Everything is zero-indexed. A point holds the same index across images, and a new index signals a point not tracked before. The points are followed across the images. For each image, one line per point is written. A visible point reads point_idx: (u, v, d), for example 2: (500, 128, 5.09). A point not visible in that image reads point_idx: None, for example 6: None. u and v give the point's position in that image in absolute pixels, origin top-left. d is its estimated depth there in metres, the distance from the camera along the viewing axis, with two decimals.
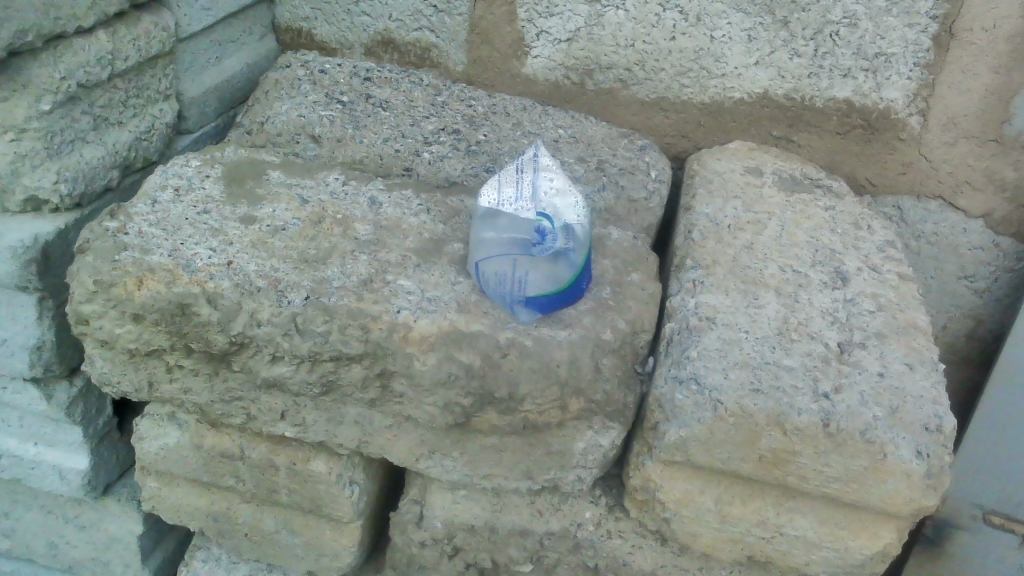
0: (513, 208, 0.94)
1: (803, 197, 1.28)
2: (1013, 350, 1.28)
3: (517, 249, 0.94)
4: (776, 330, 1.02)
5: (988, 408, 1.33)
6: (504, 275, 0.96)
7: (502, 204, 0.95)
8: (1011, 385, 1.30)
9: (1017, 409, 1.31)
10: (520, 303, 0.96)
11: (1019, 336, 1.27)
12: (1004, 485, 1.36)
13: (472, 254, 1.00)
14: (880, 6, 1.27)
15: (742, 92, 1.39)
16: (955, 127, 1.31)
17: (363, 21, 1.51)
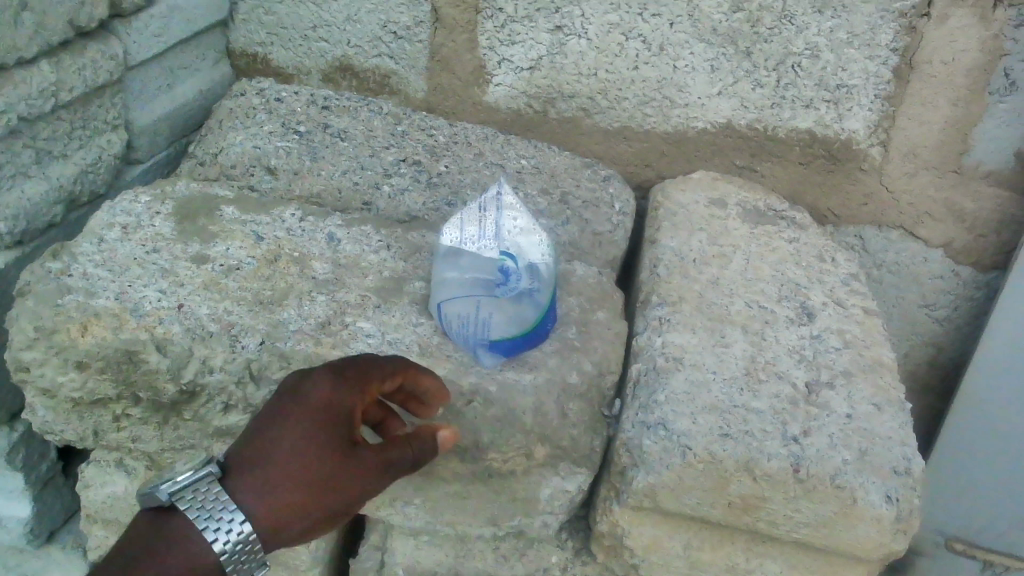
0: (476, 247, 0.95)
1: (767, 229, 1.27)
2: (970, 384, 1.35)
3: (480, 290, 0.93)
4: (743, 370, 1.00)
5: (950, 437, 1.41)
6: (464, 324, 0.94)
7: (464, 244, 0.96)
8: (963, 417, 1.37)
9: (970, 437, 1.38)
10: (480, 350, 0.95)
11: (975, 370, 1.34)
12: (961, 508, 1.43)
13: (434, 295, 0.98)
14: (840, 39, 1.28)
15: (705, 122, 1.39)
16: (915, 158, 1.34)
17: (320, 47, 1.47)
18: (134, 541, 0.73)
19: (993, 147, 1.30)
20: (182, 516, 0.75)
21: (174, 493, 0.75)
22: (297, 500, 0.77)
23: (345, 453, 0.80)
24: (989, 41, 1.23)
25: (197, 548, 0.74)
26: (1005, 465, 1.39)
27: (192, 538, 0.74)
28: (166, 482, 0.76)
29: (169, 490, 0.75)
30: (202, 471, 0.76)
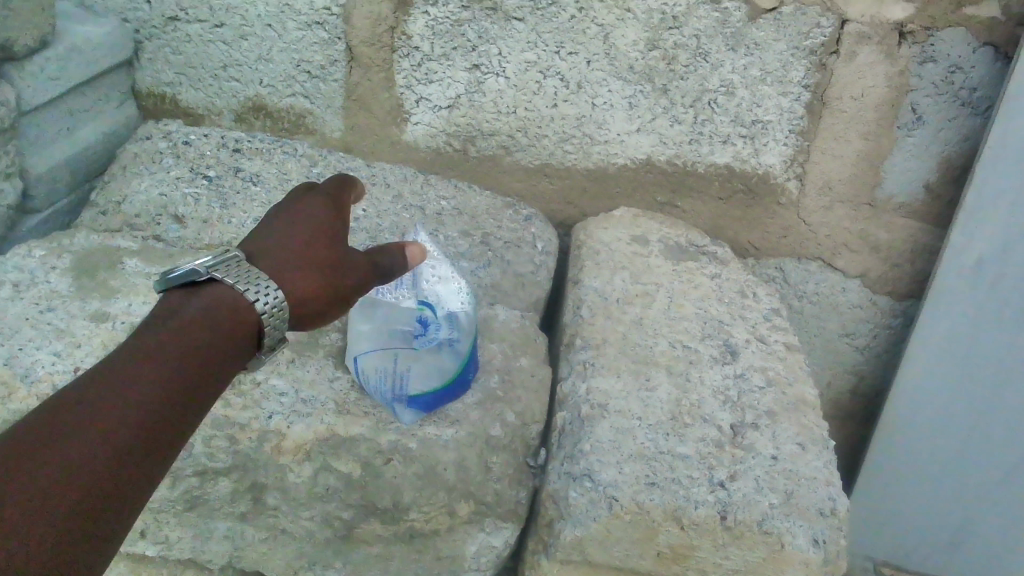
0: (393, 296, 0.94)
1: (689, 265, 1.27)
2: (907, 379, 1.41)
3: (398, 341, 0.92)
4: (669, 414, 0.99)
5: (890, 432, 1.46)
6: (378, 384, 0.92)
7: (381, 293, 0.94)
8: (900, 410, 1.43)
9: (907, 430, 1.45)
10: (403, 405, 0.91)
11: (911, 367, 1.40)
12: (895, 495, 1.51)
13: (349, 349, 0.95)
14: (754, 76, 1.29)
15: (625, 158, 1.39)
16: (830, 191, 1.37)
17: (231, 87, 1.42)
18: (43, 422, 0.63)
19: (902, 180, 1.34)
20: (221, 284, 0.78)
21: (209, 268, 0.78)
22: (314, 277, 0.83)
23: (339, 241, 0.87)
24: (895, 77, 1.26)
25: (240, 304, 0.77)
26: (938, 462, 1.46)
27: (235, 300, 0.77)
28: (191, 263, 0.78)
29: (205, 265, 0.78)
30: (227, 254, 0.80)
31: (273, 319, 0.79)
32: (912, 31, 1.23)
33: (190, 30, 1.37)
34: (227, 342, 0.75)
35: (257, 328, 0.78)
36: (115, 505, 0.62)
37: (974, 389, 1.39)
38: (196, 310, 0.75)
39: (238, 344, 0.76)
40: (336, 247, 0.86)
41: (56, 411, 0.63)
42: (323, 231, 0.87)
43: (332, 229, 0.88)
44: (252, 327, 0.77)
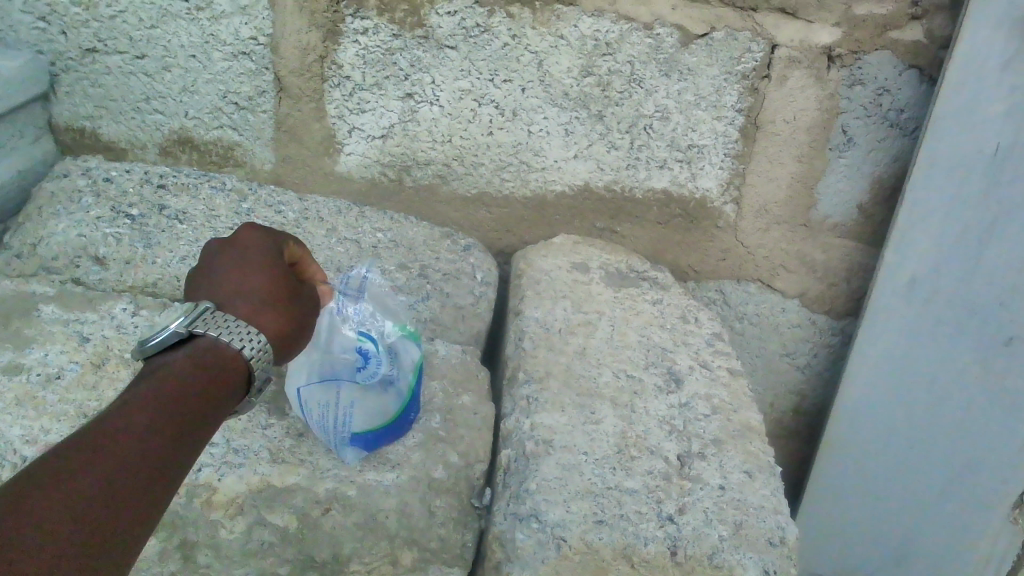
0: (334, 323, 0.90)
1: (630, 291, 1.26)
2: (857, 375, 1.40)
3: (340, 373, 0.89)
4: (615, 448, 0.97)
5: (841, 430, 1.45)
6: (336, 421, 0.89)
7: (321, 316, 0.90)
8: (849, 409, 1.43)
9: (856, 428, 1.45)
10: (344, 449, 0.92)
11: (860, 363, 1.40)
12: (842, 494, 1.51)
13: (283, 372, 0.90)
14: (688, 100, 1.29)
15: (563, 185, 1.37)
16: (767, 214, 1.38)
17: (155, 119, 1.37)
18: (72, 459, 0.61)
19: (836, 202, 1.35)
20: (203, 339, 0.76)
21: (187, 328, 0.76)
22: (286, 317, 0.83)
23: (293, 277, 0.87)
24: (825, 100, 1.28)
25: (229, 355, 0.76)
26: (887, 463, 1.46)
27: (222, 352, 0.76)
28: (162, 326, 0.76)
29: (180, 326, 0.75)
30: (199, 309, 0.78)
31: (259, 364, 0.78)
32: (840, 55, 1.25)
33: (111, 62, 1.32)
34: (220, 383, 0.75)
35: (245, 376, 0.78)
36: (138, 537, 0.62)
37: (918, 396, 1.40)
38: (186, 363, 0.74)
39: (232, 389, 0.76)
40: (293, 286, 0.86)
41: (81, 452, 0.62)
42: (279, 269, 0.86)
43: (283, 267, 0.87)
44: (242, 375, 0.77)
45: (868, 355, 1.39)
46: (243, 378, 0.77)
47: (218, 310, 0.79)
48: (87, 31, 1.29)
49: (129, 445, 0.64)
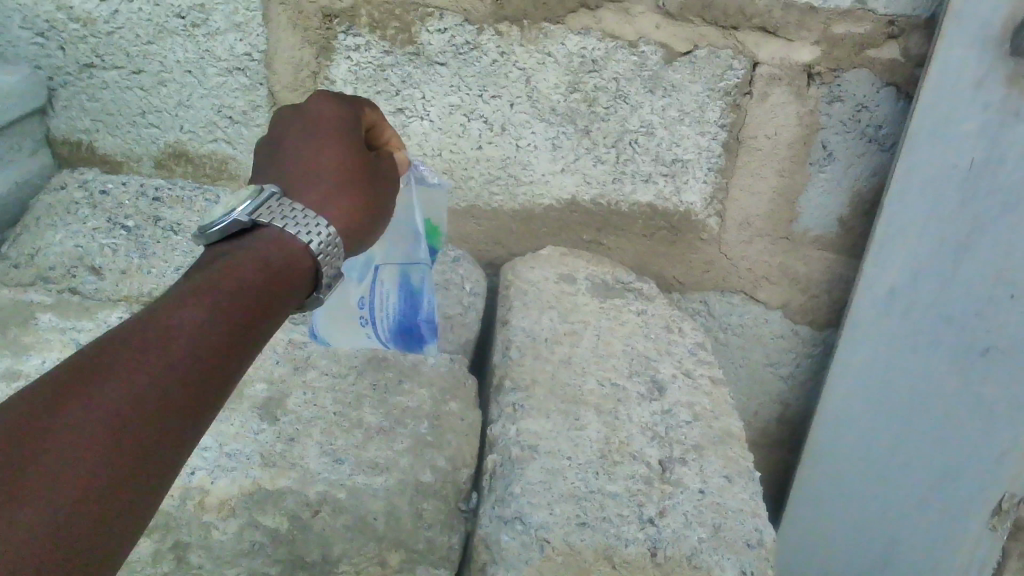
0: (412, 227, 1.00)
1: (616, 302, 1.29)
2: (839, 382, 1.43)
3: (420, 279, 1.02)
4: (598, 453, 1.00)
5: (824, 435, 1.48)
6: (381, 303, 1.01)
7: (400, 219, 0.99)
8: (831, 414, 1.46)
9: (838, 433, 1.47)
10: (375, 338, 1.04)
11: (842, 370, 1.42)
12: (825, 497, 1.53)
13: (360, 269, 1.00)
14: (673, 116, 1.32)
15: (551, 198, 1.41)
16: (750, 226, 1.41)
17: (151, 133, 1.40)
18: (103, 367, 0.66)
19: (817, 214, 1.39)
20: (266, 229, 0.82)
21: (250, 217, 0.82)
22: (359, 201, 0.89)
23: (367, 153, 0.93)
24: (805, 116, 1.31)
25: (293, 248, 0.82)
26: (868, 468, 1.49)
27: (284, 240, 0.82)
28: (229, 213, 0.83)
29: (246, 213, 0.82)
30: (264, 196, 0.84)
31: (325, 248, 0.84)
32: (819, 72, 1.28)
33: (108, 77, 1.35)
34: (275, 285, 0.79)
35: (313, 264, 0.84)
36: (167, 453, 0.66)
37: (898, 402, 1.43)
38: (248, 252, 0.80)
39: (297, 279, 0.82)
40: (366, 161, 0.92)
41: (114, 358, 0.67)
42: (352, 146, 0.92)
43: (359, 141, 0.93)
44: (308, 267, 0.83)
45: (849, 362, 1.42)
46: (309, 269, 0.83)
47: (282, 198, 0.86)
48: (85, 47, 1.33)
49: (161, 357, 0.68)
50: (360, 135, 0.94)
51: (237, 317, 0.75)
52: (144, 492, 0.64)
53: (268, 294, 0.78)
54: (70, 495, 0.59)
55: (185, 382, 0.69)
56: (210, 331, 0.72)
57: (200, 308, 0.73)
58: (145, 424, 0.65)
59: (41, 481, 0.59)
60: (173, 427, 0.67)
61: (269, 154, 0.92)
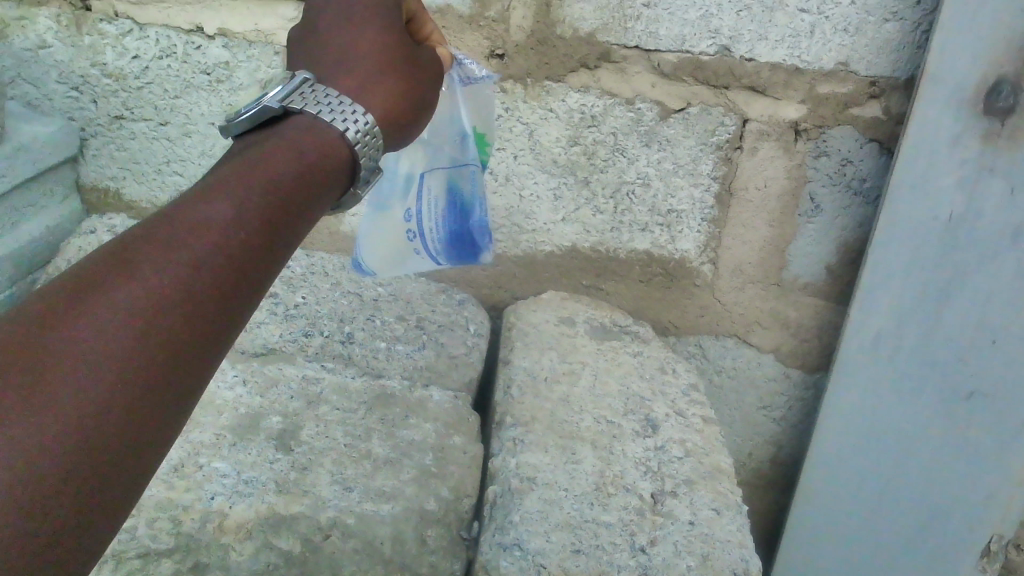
0: (468, 151, 1.12)
1: (612, 344, 1.36)
2: (830, 422, 1.49)
3: (468, 205, 1.14)
4: (593, 485, 1.05)
5: (817, 473, 1.53)
6: (429, 213, 1.13)
7: (457, 141, 1.11)
8: (823, 452, 1.51)
9: (830, 472, 1.53)
10: (424, 250, 1.16)
11: (832, 411, 1.48)
12: (819, 535, 1.58)
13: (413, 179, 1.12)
14: (667, 169, 1.40)
15: (552, 245, 1.48)
16: (742, 273, 1.48)
17: (174, 180, 1.49)
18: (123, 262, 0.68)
19: (807, 262, 1.45)
20: (301, 116, 0.85)
21: (281, 102, 0.85)
22: (398, 81, 0.92)
23: (402, 33, 0.96)
24: (794, 170, 1.38)
25: (329, 135, 0.84)
26: (861, 508, 1.54)
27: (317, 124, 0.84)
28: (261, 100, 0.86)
29: (276, 100, 0.85)
30: (296, 82, 0.87)
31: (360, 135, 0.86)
32: (806, 128, 1.35)
33: (136, 128, 1.45)
34: (309, 178, 0.81)
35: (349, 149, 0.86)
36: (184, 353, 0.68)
37: (888, 443, 1.48)
38: (281, 140, 0.82)
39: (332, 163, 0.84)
40: (399, 49, 0.94)
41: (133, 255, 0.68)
42: (387, 26, 0.94)
43: (394, 20, 0.96)
44: (344, 154, 0.85)
45: (838, 403, 1.47)
46: (346, 158, 0.86)
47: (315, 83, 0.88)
48: (116, 100, 1.42)
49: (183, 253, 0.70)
50: (396, 15, 0.96)
51: (266, 213, 0.77)
52: (173, 387, 0.66)
53: (303, 186, 0.80)
54: (93, 387, 0.61)
55: (215, 280, 0.71)
56: (239, 227, 0.74)
57: (228, 205, 0.74)
58: (177, 321, 0.67)
59: (71, 364, 0.61)
60: (204, 323, 0.69)
61: (306, 42, 0.95)
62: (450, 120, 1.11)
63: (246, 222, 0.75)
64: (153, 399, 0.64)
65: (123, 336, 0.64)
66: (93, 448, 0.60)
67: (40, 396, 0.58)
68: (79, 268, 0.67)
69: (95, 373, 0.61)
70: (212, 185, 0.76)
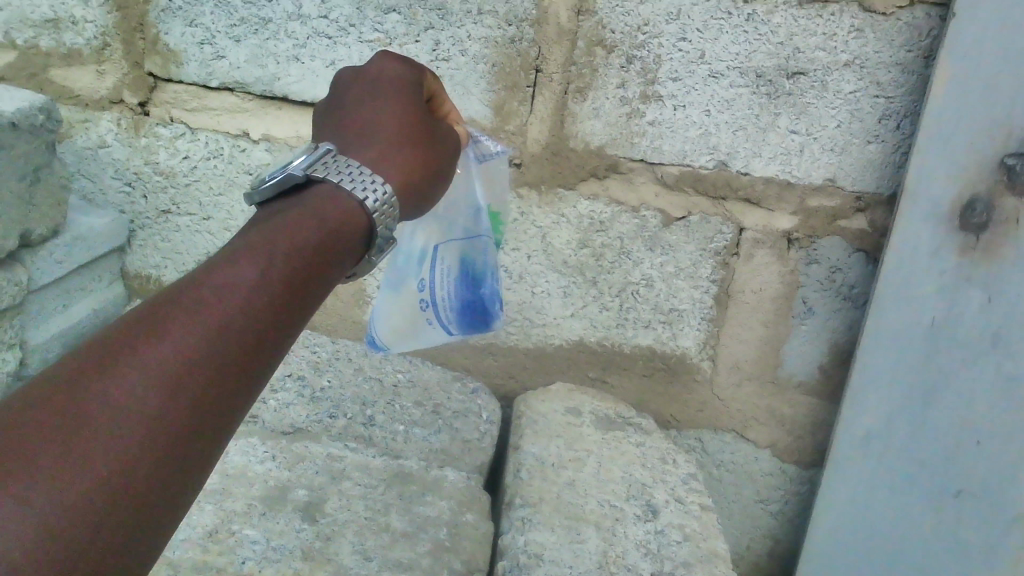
0: (483, 223, 1.16)
1: (616, 434, 1.44)
2: (824, 514, 1.56)
3: (483, 276, 1.18)
4: (596, 563, 1.12)
5: (812, 563, 1.59)
6: (442, 282, 1.16)
7: (472, 213, 1.16)
8: (818, 543, 1.58)
9: (825, 563, 1.58)
10: (436, 321, 1.19)
11: (825, 504, 1.55)
12: None
13: (429, 251, 1.16)
14: (669, 272, 1.51)
15: (561, 339, 1.58)
16: (740, 371, 1.57)
17: None
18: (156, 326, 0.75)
19: (800, 362, 1.54)
20: (322, 183, 0.91)
21: (304, 172, 0.91)
22: (416, 151, 0.99)
23: (422, 108, 1.03)
24: (787, 275, 1.49)
25: (348, 203, 0.90)
26: None
27: (333, 195, 0.90)
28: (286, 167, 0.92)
29: (300, 168, 0.91)
30: (320, 152, 0.93)
31: (377, 207, 0.91)
32: (798, 238, 1.46)
33: (181, 222, 1.58)
34: (332, 243, 0.88)
35: (365, 220, 0.91)
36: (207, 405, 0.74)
37: (880, 536, 1.53)
38: (305, 207, 0.89)
39: (349, 233, 0.90)
40: (421, 123, 1.01)
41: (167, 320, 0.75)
42: (407, 100, 1.02)
43: (413, 96, 1.04)
44: (364, 223, 0.91)
45: (831, 496, 1.54)
46: (365, 225, 0.91)
47: (338, 154, 0.94)
48: (165, 196, 1.56)
49: (209, 317, 0.77)
50: (416, 91, 1.05)
51: (288, 277, 0.83)
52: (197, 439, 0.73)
53: (323, 251, 0.86)
54: (120, 445, 0.68)
55: (240, 339, 0.78)
56: (264, 289, 0.81)
57: (255, 269, 0.81)
58: (205, 378, 0.74)
59: (101, 426, 0.67)
60: (229, 380, 0.76)
61: (332, 113, 1.02)
62: (465, 195, 1.15)
63: (271, 286, 0.82)
64: (177, 454, 0.71)
65: (153, 396, 0.71)
66: (125, 499, 0.67)
67: (71, 457, 0.65)
68: (114, 331, 0.74)
69: (126, 430, 0.68)
70: (240, 249, 0.83)
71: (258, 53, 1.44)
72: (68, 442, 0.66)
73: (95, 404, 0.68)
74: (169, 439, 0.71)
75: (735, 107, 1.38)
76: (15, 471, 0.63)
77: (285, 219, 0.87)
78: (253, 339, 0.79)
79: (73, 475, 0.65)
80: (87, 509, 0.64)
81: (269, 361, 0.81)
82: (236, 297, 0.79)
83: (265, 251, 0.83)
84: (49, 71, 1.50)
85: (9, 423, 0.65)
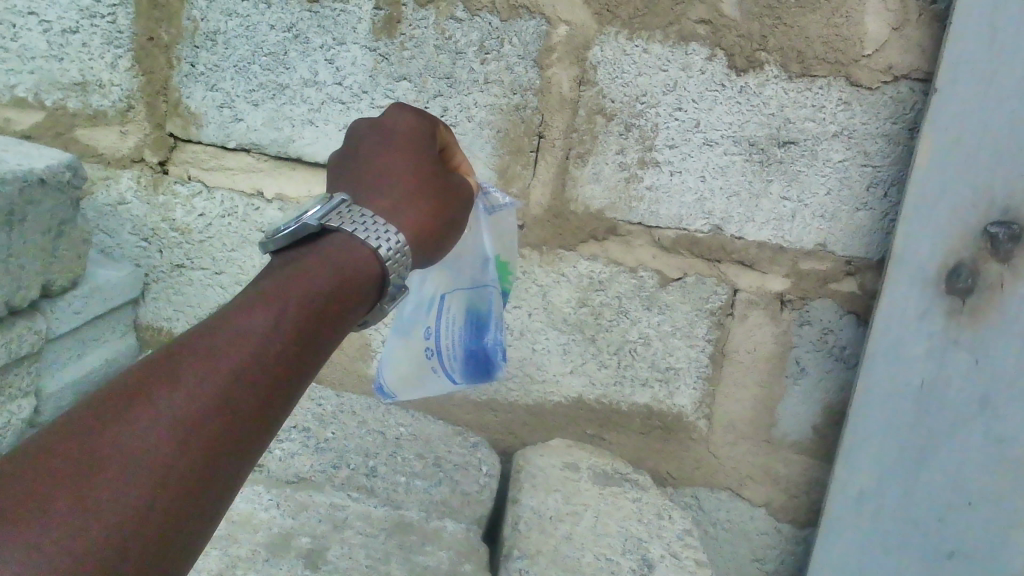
0: (490, 274, 1.21)
1: (613, 489, 1.47)
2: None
3: (487, 326, 1.22)
4: None
5: None
6: (447, 331, 1.21)
7: (480, 264, 1.21)
8: None
9: None
10: (441, 369, 1.23)
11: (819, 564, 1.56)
12: None
13: (438, 299, 1.21)
14: (666, 330, 1.55)
15: (560, 395, 1.62)
16: (734, 429, 1.60)
17: None
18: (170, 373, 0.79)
19: (794, 422, 1.58)
20: (336, 232, 0.96)
21: (319, 221, 0.96)
22: (427, 204, 1.04)
23: (434, 161, 1.09)
24: (780, 335, 1.53)
25: (363, 252, 0.95)
26: None
27: (348, 244, 0.95)
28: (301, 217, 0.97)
29: (315, 218, 0.96)
30: (334, 202, 0.99)
31: (391, 254, 0.96)
32: (790, 299, 1.51)
33: (194, 276, 1.63)
34: (344, 292, 0.92)
35: (379, 267, 0.96)
36: (218, 448, 0.77)
37: None
38: (320, 256, 0.94)
39: (363, 280, 0.94)
40: (432, 177, 1.07)
41: (181, 368, 0.80)
42: (420, 153, 1.08)
43: (426, 149, 1.10)
44: (377, 270, 0.96)
45: (825, 557, 1.56)
46: (378, 273, 0.96)
47: (351, 205, 1.00)
48: (180, 251, 1.62)
49: (222, 364, 0.81)
50: (428, 145, 1.11)
51: (299, 325, 0.88)
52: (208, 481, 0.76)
53: (334, 299, 0.91)
54: (135, 486, 0.71)
55: (251, 385, 0.82)
56: (275, 337, 0.85)
57: (266, 319, 0.86)
58: (217, 423, 0.78)
59: (117, 468, 0.71)
60: (240, 425, 0.80)
61: (348, 166, 1.08)
62: (472, 245, 1.21)
63: (282, 334, 0.86)
64: (190, 496, 0.74)
65: (167, 439, 0.75)
66: (142, 538, 0.70)
67: (89, 496, 0.69)
68: (131, 378, 0.78)
69: (141, 473, 0.72)
70: (253, 300, 0.88)
71: (274, 117, 1.51)
72: (87, 483, 0.69)
73: (112, 447, 0.72)
74: (182, 481, 0.74)
75: (729, 173, 1.44)
76: (38, 511, 0.66)
77: (296, 271, 0.92)
78: (264, 385, 0.83)
79: (90, 516, 0.68)
80: (105, 548, 0.67)
81: (280, 408, 0.85)
82: (248, 344, 0.83)
83: (276, 301, 0.88)
84: (75, 131, 1.57)
85: (32, 464, 0.69)
